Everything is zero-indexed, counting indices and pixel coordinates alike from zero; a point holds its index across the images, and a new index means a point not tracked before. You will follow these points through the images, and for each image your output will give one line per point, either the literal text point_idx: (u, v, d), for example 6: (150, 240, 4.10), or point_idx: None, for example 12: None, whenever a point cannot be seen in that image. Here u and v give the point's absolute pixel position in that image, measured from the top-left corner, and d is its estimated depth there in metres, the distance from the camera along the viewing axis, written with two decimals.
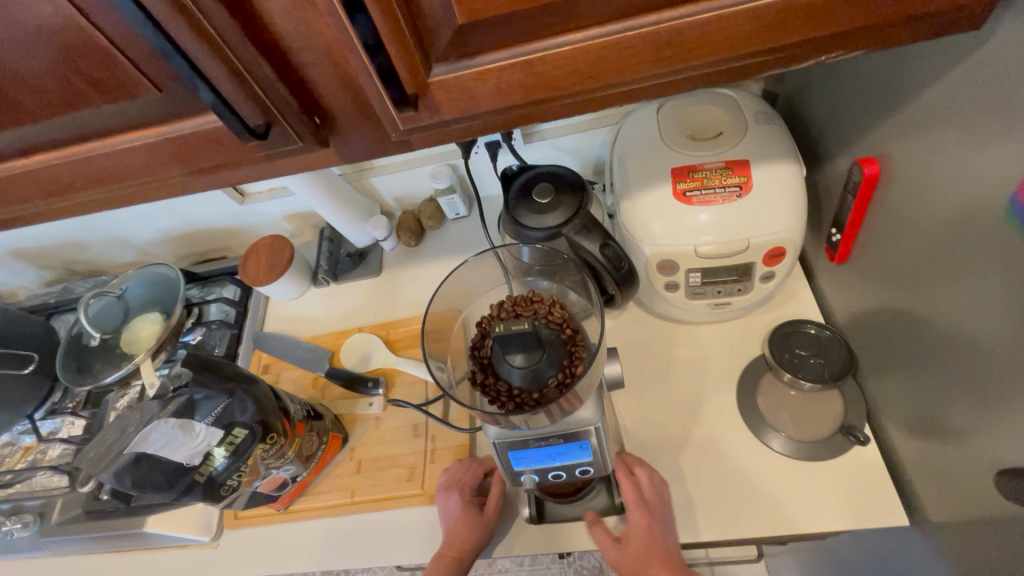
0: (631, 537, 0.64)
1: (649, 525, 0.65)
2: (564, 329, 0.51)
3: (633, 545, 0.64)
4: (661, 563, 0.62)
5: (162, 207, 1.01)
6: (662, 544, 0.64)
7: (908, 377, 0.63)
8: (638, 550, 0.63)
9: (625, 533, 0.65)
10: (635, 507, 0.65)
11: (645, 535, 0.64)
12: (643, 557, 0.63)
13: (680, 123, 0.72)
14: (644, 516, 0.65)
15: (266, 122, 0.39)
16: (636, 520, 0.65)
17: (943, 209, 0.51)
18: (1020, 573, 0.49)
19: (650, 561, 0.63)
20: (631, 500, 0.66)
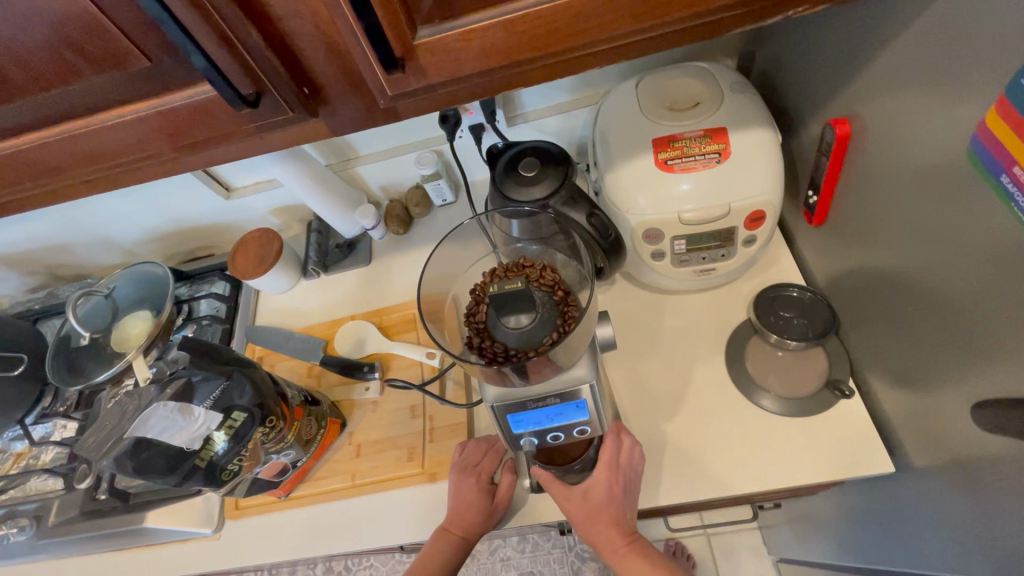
0: (589, 495, 0.66)
1: (610, 487, 0.66)
2: (556, 290, 0.53)
3: (592, 502, 0.65)
4: (610, 519, 0.65)
5: (147, 205, 1.00)
6: (619, 503, 0.66)
7: (887, 328, 0.65)
8: (593, 507, 0.65)
9: (584, 486, 0.66)
10: (602, 467, 0.66)
11: (604, 494, 0.65)
12: (594, 512, 0.65)
13: (658, 96, 0.74)
14: (609, 479, 0.65)
15: (257, 92, 0.41)
16: (599, 481, 0.65)
17: (909, 162, 0.54)
18: (998, 502, 0.52)
19: (601, 518, 0.65)
20: (602, 461, 0.66)
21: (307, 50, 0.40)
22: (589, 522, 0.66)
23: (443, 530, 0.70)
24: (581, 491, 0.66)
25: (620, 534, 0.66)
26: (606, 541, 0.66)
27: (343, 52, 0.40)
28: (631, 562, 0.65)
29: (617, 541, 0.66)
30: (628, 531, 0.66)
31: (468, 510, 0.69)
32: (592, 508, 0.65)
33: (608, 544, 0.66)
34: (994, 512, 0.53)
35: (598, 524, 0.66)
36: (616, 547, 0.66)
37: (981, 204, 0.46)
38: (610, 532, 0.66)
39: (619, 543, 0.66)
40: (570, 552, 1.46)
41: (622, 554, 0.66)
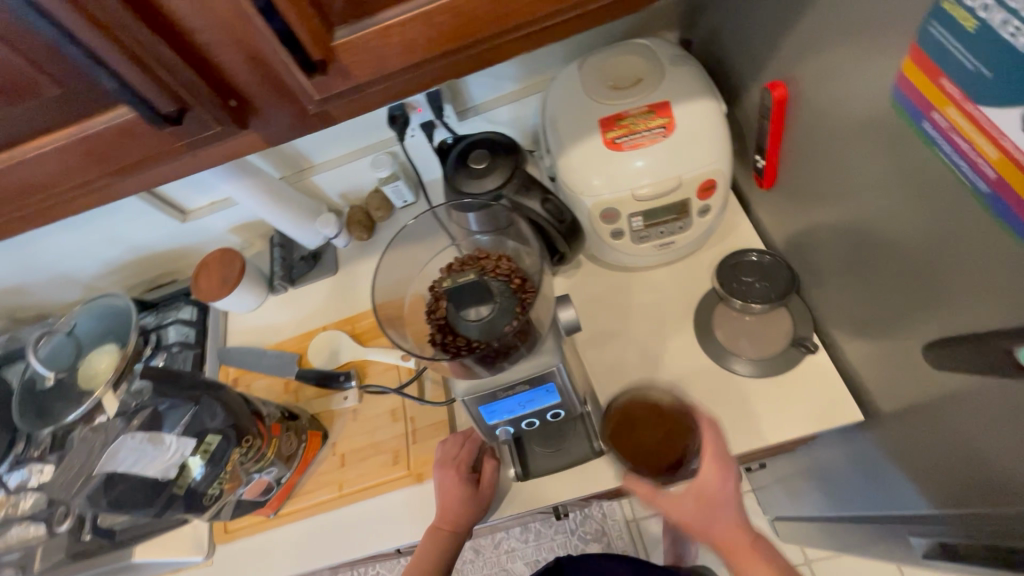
0: (703, 492, 0.57)
1: (724, 481, 0.57)
2: (512, 278, 0.54)
3: (706, 502, 0.57)
4: (730, 517, 0.57)
5: (101, 236, 0.98)
6: (730, 502, 0.57)
7: (844, 282, 0.67)
8: (709, 507, 0.57)
9: (694, 488, 0.57)
10: (710, 460, 0.58)
11: (719, 488, 0.57)
12: (707, 514, 0.57)
13: (601, 76, 0.74)
14: (722, 472, 0.57)
15: (179, 108, 0.40)
16: (711, 475, 0.57)
17: (843, 118, 0.55)
18: (960, 438, 0.54)
19: (716, 514, 0.57)
20: (709, 455, 0.58)
21: (227, 63, 0.40)
22: (705, 525, 0.57)
23: (434, 529, 0.70)
24: (693, 491, 0.57)
25: (739, 530, 0.56)
26: (724, 542, 0.56)
27: (265, 61, 0.40)
28: (758, 566, 0.54)
29: (738, 538, 0.56)
30: (746, 523, 0.57)
31: (453, 502, 0.70)
32: (705, 509, 0.57)
33: (732, 545, 0.56)
34: (958, 448, 0.55)
35: (714, 524, 0.57)
36: (737, 542, 0.56)
37: (911, 152, 0.47)
38: (727, 528, 0.56)
39: (743, 541, 0.55)
40: (573, 536, 1.48)
41: (742, 554, 0.55)
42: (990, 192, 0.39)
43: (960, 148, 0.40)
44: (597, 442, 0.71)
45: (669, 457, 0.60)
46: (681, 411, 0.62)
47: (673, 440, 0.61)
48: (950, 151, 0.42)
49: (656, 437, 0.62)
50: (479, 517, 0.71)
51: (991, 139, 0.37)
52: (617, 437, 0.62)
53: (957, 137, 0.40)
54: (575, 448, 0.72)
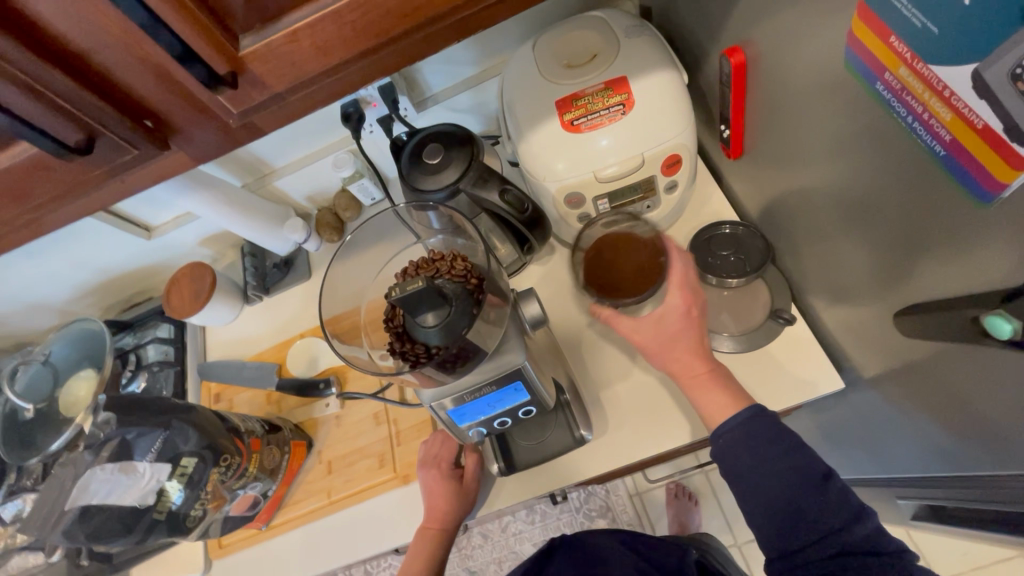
0: (663, 321, 0.60)
1: (687, 310, 0.60)
2: (468, 279, 0.52)
3: (668, 328, 0.60)
4: (689, 343, 0.60)
5: (65, 261, 0.96)
6: (697, 330, 0.61)
7: (818, 249, 0.65)
8: (668, 333, 0.60)
9: (657, 315, 0.60)
10: (676, 289, 0.60)
11: (680, 321, 0.60)
12: (666, 341, 0.60)
13: (555, 54, 0.71)
14: (685, 300, 0.60)
15: (88, 136, 0.38)
16: (674, 306, 0.60)
17: (802, 82, 0.53)
18: (938, 401, 0.53)
19: (676, 343, 0.60)
20: (675, 283, 0.60)
21: (133, 83, 0.37)
22: (663, 348, 0.60)
23: (422, 529, 0.71)
24: (653, 318, 0.60)
25: (696, 356, 0.60)
26: (680, 369, 0.60)
27: (173, 78, 0.38)
28: (710, 393, 0.58)
29: (695, 366, 0.60)
30: (705, 355, 0.60)
31: (439, 501, 0.70)
32: (667, 335, 0.60)
33: (685, 371, 0.60)
34: (938, 412, 0.54)
35: (672, 349, 0.60)
36: (692, 373, 0.60)
37: (869, 115, 0.45)
38: (686, 356, 0.60)
39: (700, 368, 0.60)
40: (578, 514, 1.49)
41: (699, 382, 0.59)
42: (946, 153, 0.38)
43: (913, 110, 0.39)
44: (579, 432, 0.70)
45: (633, 289, 0.60)
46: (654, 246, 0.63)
47: (643, 274, 0.61)
48: (905, 114, 0.40)
49: (632, 270, 0.61)
50: (466, 512, 0.71)
51: (942, 99, 0.36)
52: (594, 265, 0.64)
53: (909, 98, 0.39)
54: (558, 438, 0.71)
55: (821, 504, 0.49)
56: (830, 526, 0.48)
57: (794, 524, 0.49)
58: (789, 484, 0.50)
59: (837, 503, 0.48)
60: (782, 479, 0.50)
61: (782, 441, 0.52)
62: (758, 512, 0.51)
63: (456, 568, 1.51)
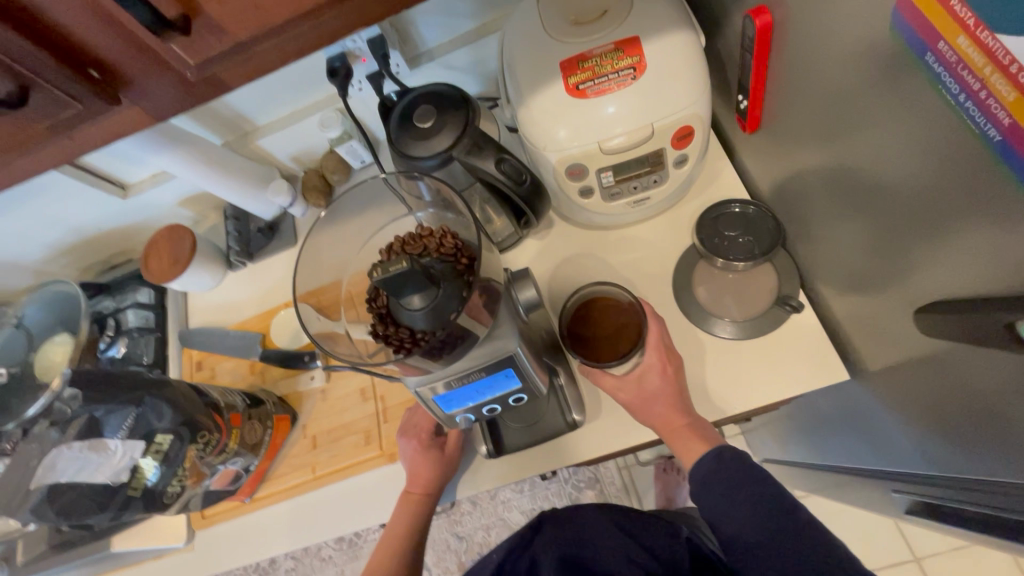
0: (644, 380, 0.63)
1: (664, 368, 0.63)
2: (458, 258, 0.47)
3: (647, 386, 0.63)
4: (669, 399, 0.63)
5: (36, 219, 0.90)
6: (676, 387, 0.63)
7: (834, 235, 0.61)
8: (649, 390, 0.63)
9: (638, 374, 0.63)
10: (653, 349, 0.64)
11: (658, 379, 0.63)
12: (648, 396, 0.63)
13: (562, 9, 0.65)
14: (662, 358, 0.64)
15: (21, 87, 0.34)
16: (651, 363, 0.63)
17: (836, 48, 0.48)
18: (948, 401, 0.50)
19: (657, 401, 0.63)
20: (651, 342, 0.64)
21: (68, 23, 0.32)
22: (645, 404, 0.63)
23: (405, 493, 0.69)
24: (635, 377, 0.63)
25: (676, 410, 0.62)
26: (662, 422, 0.62)
27: (114, 18, 0.33)
28: (691, 442, 0.61)
29: (674, 419, 0.62)
30: (684, 409, 0.63)
31: (421, 468, 0.68)
32: (648, 392, 0.63)
33: (666, 425, 0.62)
34: (945, 412, 0.51)
35: (653, 404, 0.63)
36: (672, 426, 0.62)
37: (911, 90, 0.40)
38: (665, 410, 0.62)
39: (678, 421, 0.62)
40: (567, 485, 1.50)
41: (679, 434, 0.62)
42: (1001, 140, 0.34)
43: (968, 87, 0.34)
44: (570, 415, 0.68)
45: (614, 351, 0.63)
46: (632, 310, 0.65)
47: (623, 335, 0.64)
48: (956, 90, 0.36)
49: (613, 334, 0.65)
50: (448, 478, 0.69)
51: (1007, 76, 0.31)
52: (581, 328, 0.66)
53: (965, 73, 0.34)
54: (549, 421, 0.69)
55: (793, 526, 0.52)
56: (804, 547, 0.51)
57: (771, 549, 0.52)
58: (763, 510, 0.54)
59: (805, 528, 0.52)
60: (758, 510, 0.54)
61: (750, 472, 0.56)
62: (745, 536, 0.53)
63: (445, 533, 1.53)
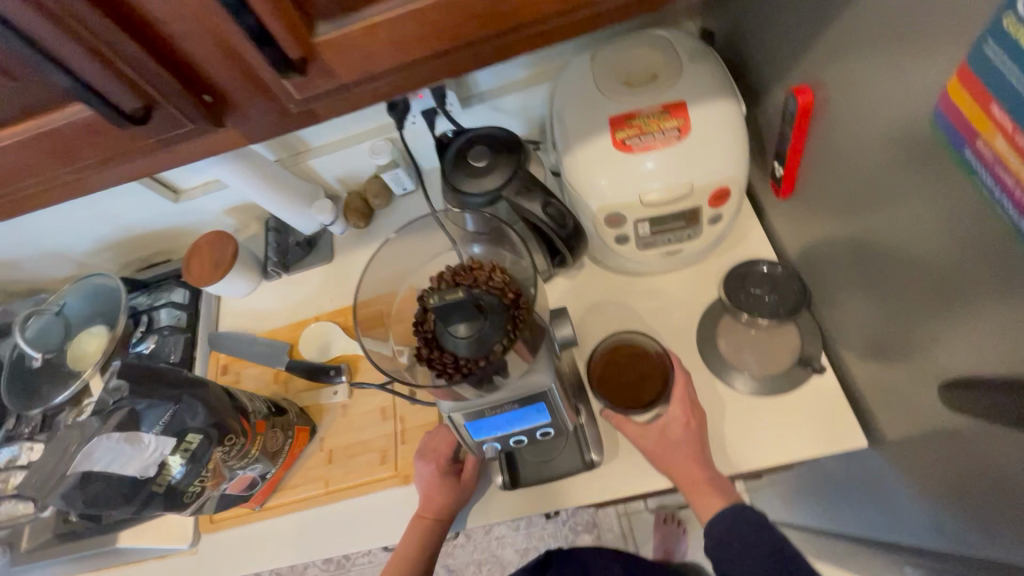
0: (666, 430, 0.64)
1: (688, 421, 0.64)
2: (506, 292, 0.50)
3: (670, 436, 0.64)
4: (691, 452, 0.63)
5: (90, 213, 0.95)
6: (698, 442, 0.64)
7: (859, 304, 0.63)
8: (672, 442, 0.63)
9: (661, 424, 0.64)
10: (676, 401, 0.65)
11: (682, 431, 0.64)
12: (669, 447, 0.63)
13: (614, 69, 0.70)
14: (686, 411, 0.64)
15: (145, 105, 0.37)
16: (675, 415, 0.64)
17: (877, 132, 0.51)
18: (967, 478, 0.51)
19: (678, 454, 0.63)
20: (676, 395, 0.65)
21: (198, 56, 0.36)
22: (666, 455, 0.63)
23: (416, 516, 0.69)
24: (658, 427, 0.64)
25: (697, 464, 0.62)
26: (682, 475, 0.63)
27: (237, 53, 0.36)
28: (708, 497, 0.61)
29: (695, 474, 0.62)
30: (706, 463, 0.63)
31: (436, 492, 0.69)
32: (670, 444, 0.63)
33: (686, 478, 0.62)
34: (962, 490, 0.52)
35: (674, 456, 0.63)
36: (693, 479, 0.62)
37: (948, 179, 0.43)
38: (686, 463, 0.62)
39: (698, 476, 0.62)
40: (563, 526, 1.48)
41: (698, 489, 0.62)
42: None
43: (1005, 183, 0.37)
44: (589, 455, 0.69)
45: (638, 399, 0.67)
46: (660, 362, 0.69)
47: (649, 384, 0.68)
48: (992, 185, 0.39)
49: (638, 382, 0.68)
50: (461, 506, 0.70)
51: None
52: (608, 372, 0.70)
53: (1002, 170, 0.37)
54: (567, 458, 0.70)
55: None
56: None
57: None
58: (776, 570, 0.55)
59: None
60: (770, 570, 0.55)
61: (765, 531, 0.57)
62: None
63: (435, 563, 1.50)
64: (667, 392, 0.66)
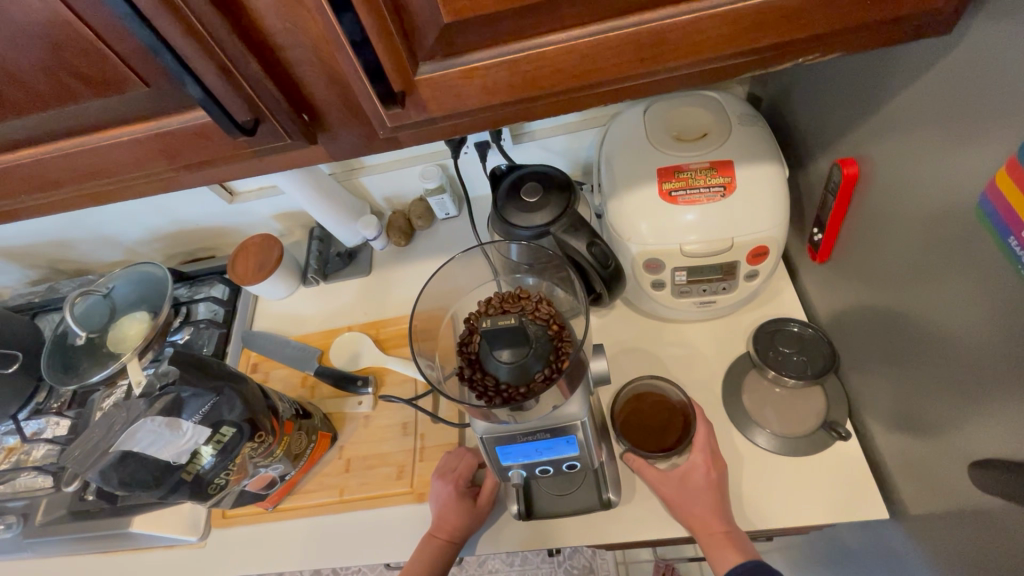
0: (687, 478, 0.65)
1: (709, 472, 0.65)
2: (551, 324, 0.53)
3: (690, 485, 0.65)
4: (710, 503, 0.64)
5: (149, 205, 1.00)
6: (717, 493, 0.65)
7: (889, 374, 0.64)
8: (691, 491, 0.64)
9: (681, 472, 0.65)
10: (699, 450, 0.66)
11: (702, 480, 0.65)
12: (688, 495, 0.64)
13: (665, 124, 0.73)
14: (706, 461, 0.65)
15: (255, 119, 0.41)
16: (697, 464, 0.65)
17: (921, 209, 0.53)
18: (992, 561, 0.51)
19: (697, 504, 0.64)
20: (698, 444, 0.66)
21: (308, 81, 0.40)
22: (685, 503, 0.64)
23: (429, 536, 0.70)
24: (677, 475, 0.65)
25: (715, 515, 0.63)
26: (700, 524, 0.63)
27: (343, 82, 0.40)
28: (725, 551, 0.61)
29: (712, 524, 0.63)
30: (723, 516, 0.64)
31: (451, 513, 0.69)
32: (690, 492, 0.64)
33: (703, 528, 0.63)
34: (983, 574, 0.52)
35: (692, 504, 0.64)
36: (709, 530, 0.63)
37: (993, 263, 0.45)
38: (705, 513, 0.63)
39: (715, 526, 0.63)
40: (559, 568, 1.44)
41: (715, 540, 0.62)
42: None
43: None
44: (606, 494, 0.69)
45: (659, 444, 0.70)
46: (682, 410, 0.71)
47: (670, 430, 0.71)
48: None
49: (659, 427, 0.71)
50: (473, 530, 0.70)
51: None
52: (633, 417, 0.73)
53: None
54: (584, 494, 0.70)
55: None
56: None
57: None
58: None
59: None
60: None
61: None
62: None
63: None
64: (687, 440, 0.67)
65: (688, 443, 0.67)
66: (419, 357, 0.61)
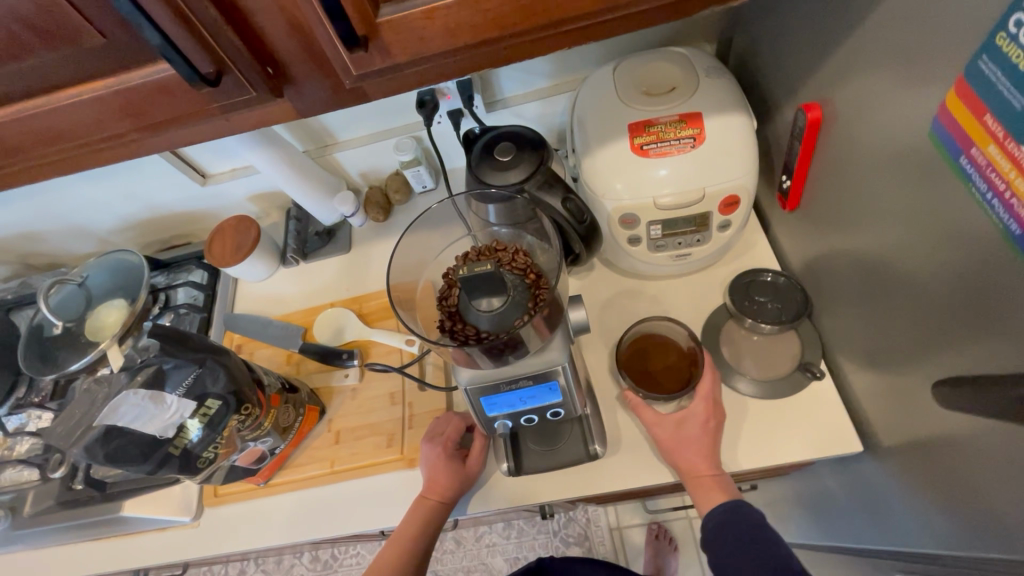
0: (683, 424, 0.66)
1: (707, 420, 0.66)
2: (527, 273, 0.54)
3: (685, 430, 0.66)
4: (702, 449, 0.65)
5: (118, 191, 0.98)
6: (711, 439, 0.66)
7: (858, 312, 0.66)
8: (686, 436, 0.66)
9: (679, 418, 0.67)
10: (700, 399, 0.67)
11: (698, 428, 0.66)
12: (682, 441, 0.66)
13: (634, 81, 0.74)
14: (707, 411, 0.66)
15: (218, 70, 0.41)
16: (696, 412, 0.67)
17: (879, 144, 0.55)
18: (957, 477, 0.53)
19: (689, 448, 0.65)
20: (700, 392, 0.67)
21: (270, 30, 0.40)
22: (678, 447, 0.66)
23: (420, 498, 0.71)
24: (675, 419, 0.67)
25: (705, 460, 0.65)
26: (689, 468, 0.65)
27: (307, 29, 0.40)
28: (711, 493, 0.64)
29: (701, 469, 0.65)
30: (713, 461, 0.65)
31: (439, 474, 0.70)
32: (684, 436, 0.66)
33: (691, 471, 0.65)
34: (950, 493, 0.54)
35: (685, 450, 0.65)
36: (698, 474, 0.65)
37: (948, 187, 0.47)
38: (696, 459, 0.65)
39: (704, 470, 0.65)
40: (555, 538, 1.46)
41: (702, 482, 0.64)
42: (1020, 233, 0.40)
43: (996, 187, 0.41)
44: (592, 446, 0.71)
45: (659, 385, 0.72)
46: (687, 355, 0.73)
47: (671, 372, 0.72)
48: (985, 189, 0.43)
49: (660, 368, 0.73)
50: (464, 491, 0.71)
51: None
52: (633, 357, 0.74)
53: (993, 174, 0.41)
54: (571, 448, 0.72)
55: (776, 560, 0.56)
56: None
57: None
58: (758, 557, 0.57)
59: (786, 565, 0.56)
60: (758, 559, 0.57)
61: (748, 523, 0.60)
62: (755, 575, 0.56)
63: None
64: (691, 386, 0.68)
65: (692, 388, 0.68)
66: (404, 318, 0.61)
